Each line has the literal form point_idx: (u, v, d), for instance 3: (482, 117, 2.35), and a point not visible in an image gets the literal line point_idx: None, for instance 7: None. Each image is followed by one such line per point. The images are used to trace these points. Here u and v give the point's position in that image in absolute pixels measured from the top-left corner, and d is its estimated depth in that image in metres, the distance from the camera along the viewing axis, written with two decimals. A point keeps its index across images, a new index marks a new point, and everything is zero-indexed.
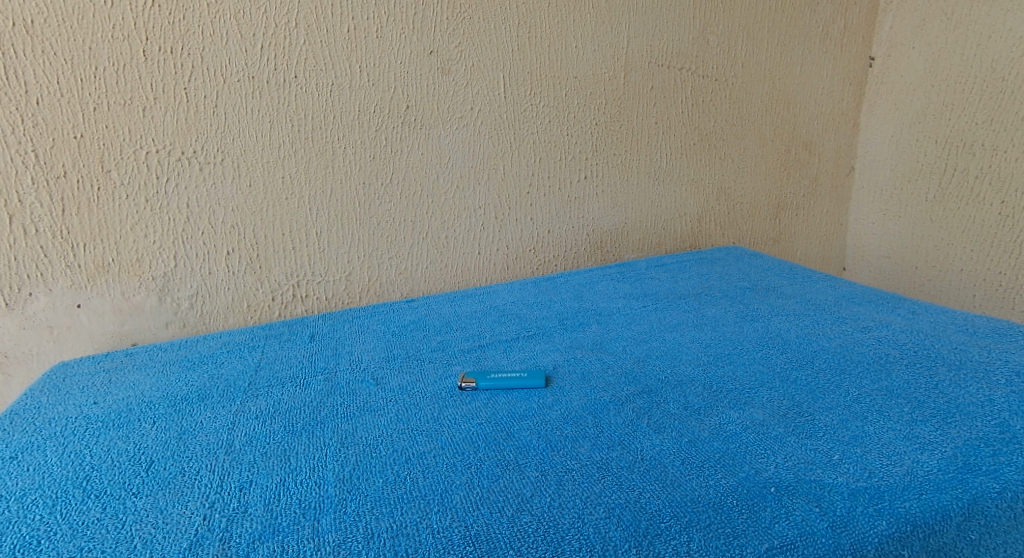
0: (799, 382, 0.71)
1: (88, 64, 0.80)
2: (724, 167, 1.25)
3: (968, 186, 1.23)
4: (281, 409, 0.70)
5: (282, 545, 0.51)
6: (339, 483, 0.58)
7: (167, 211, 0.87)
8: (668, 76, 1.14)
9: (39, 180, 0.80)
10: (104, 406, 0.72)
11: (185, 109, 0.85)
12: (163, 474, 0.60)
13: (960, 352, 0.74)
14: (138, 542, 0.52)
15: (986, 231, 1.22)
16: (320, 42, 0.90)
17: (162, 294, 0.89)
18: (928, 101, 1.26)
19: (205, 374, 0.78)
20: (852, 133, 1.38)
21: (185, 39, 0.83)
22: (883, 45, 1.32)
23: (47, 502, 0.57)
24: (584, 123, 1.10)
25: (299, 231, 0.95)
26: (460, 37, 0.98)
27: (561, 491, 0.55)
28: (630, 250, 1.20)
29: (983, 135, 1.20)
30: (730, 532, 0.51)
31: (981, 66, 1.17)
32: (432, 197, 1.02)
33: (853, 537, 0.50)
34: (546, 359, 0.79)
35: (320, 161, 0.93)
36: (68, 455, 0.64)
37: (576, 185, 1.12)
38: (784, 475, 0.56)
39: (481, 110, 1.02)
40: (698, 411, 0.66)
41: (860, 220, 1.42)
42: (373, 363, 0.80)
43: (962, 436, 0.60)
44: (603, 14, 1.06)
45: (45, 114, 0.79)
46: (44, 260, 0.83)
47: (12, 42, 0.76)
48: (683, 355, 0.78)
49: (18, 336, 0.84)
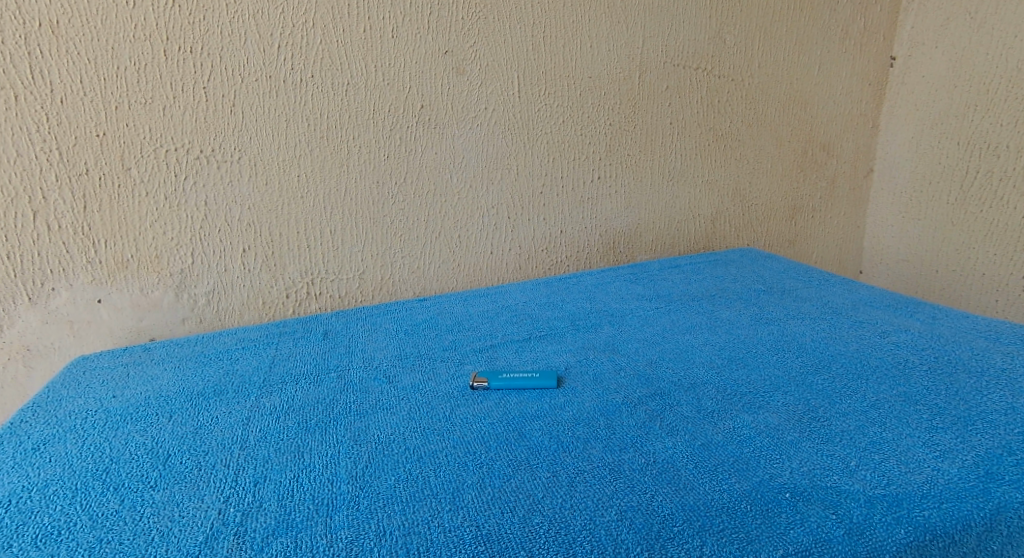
0: (813, 386, 0.70)
1: (111, 64, 0.81)
2: (740, 168, 1.24)
3: (991, 189, 1.21)
4: (296, 406, 0.70)
5: (295, 540, 0.51)
6: (352, 480, 0.58)
7: (185, 208, 0.88)
8: (685, 76, 1.14)
9: (61, 178, 0.81)
10: (122, 400, 0.73)
11: (203, 108, 0.86)
12: (179, 469, 0.61)
13: (981, 359, 0.73)
14: (154, 534, 0.53)
15: (1008, 234, 1.20)
16: (337, 42, 0.90)
17: (178, 290, 0.90)
18: (951, 102, 1.25)
19: (220, 370, 0.79)
20: (872, 134, 1.36)
21: (205, 39, 0.84)
22: (905, 45, 1.30)
23: (67, 494, 0.58)
24: (599, 123, 1.09)
25: (313, 230, 0.95)
26: (474, 38, 0.97)
27: (573, 493, 0.55)
28: (644, 250, 1.19)
29: (1007, 136, 1.18)
30: (744, 537, 0.50)
31: (1006, 66, 1.16)
32: (446, 196, 1.02)
33: (870, 544, 0.50)
34: (558, 360, 0.79)
35: (335, 160, 0.94)
36: (87, 448, 0.65)
37: (589, 185, 1.11)
38: (799, 480, 0.56)
39: (495, 110, 1.02)
40: (711, 414, 0.66)
41: (878, 222, 1.40)
42: (385, 362, 0.80)
43: (983, 444, 0.59)
44: (618, 14, 1.06)
45: (68, 113, 0.80)
46: (66, 255, 0.84)
47: (37, 42, 0.77)
48: (697, 358, 0.77)
49: (39, 331, 0.85)
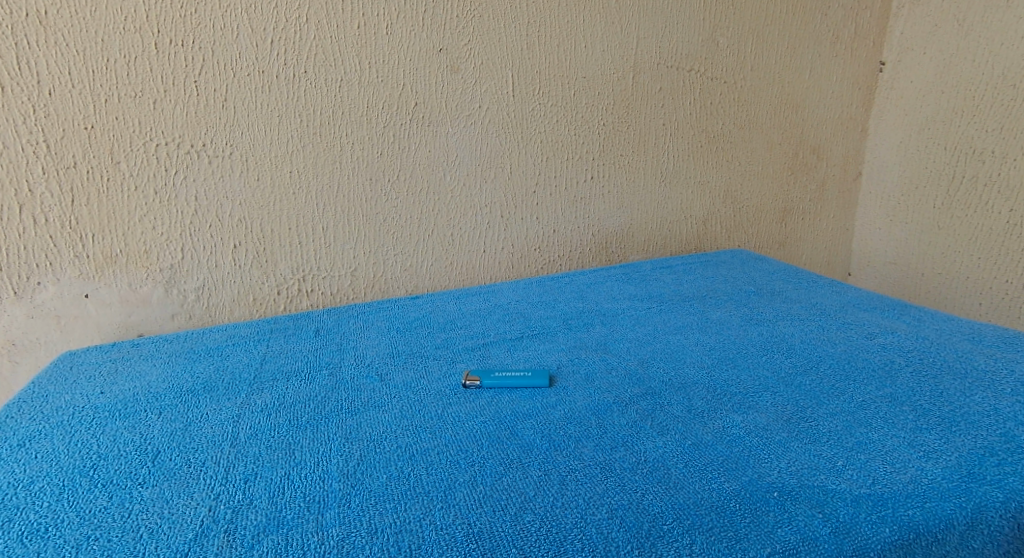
0: (802, 387, 0.71)
1: (100, 56, 0.80)
2: (731, 169, 1.24)
3: (976, 194, 1.23)
4: (287, 403, 0.70)
5: (286, 538, 0.51)
6: (343, 478, 0.58)
7: (175, 203, 0.87)
8: (678, 78, 1.14)
9: (49, 170, 0.81)
10: (111, 396, 0.73)
11: (194, 103, 0.85)
12: (169, 465, 0.61)
13: (966, 361, 0.74)
14: (143, 531, 0.53)
15: (993, 239, 1.22)
16: (330, 37, 0.90)
17: (168, 285, 0.90)
18: (938, 107, 1.26)
19: (210, 367, 0.79)
20: (861, 138, 1.37)
21: (197, 32, 0.83)
22: (895, 50, 1.31)
23: (54, 490, 0.57)
24: (592, 123, 1.10)
25: (305, 227, 0.95)
26: (469, 36, 0.97)
27: (563, 491, 0.56)
28: (635, 250, 1.20)
29: (993, 142, 1.19)
30: (733, 535, 0.51)
31: (992, 73, 1.17)
32: (438, 194, 1.02)
33: (856, 543, 0.51)
34: (549, 359, 0.79)
35: (328, 156, 0.94)
36: (75, 444, 0.64)
37: (581, 185, 1.12)
38: (787, 479, 0.56)
39: (488, 108, 1.02)
40: (701, 414, 0.66)
41: (867, 225, 1.42)
42: (377, 359, 0.80)
43: (967, 444, 0.60)
44: (612, 15, 1.06)
45: (56, 106, 0.79)
46: (53, 249, 0.83)
47: (25, 33, 0.76)
48: (687, 358, 0.78)
49: (25, 325, 0.84)
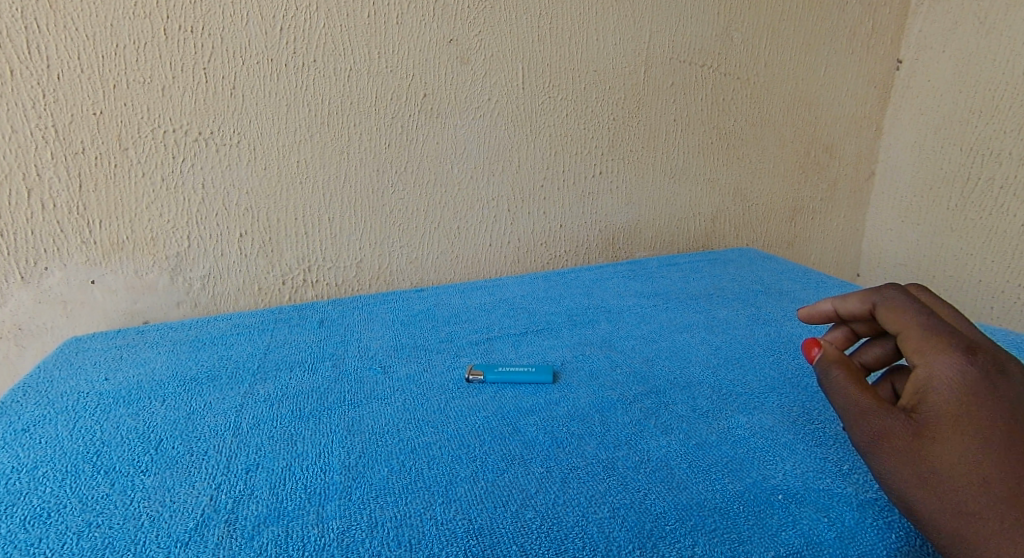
0: (809, 388, 0.70)
1: (109, 41, 0.80)
2: (742, 166, 1.23)
3: (991, 196, 1.21)
4: (290, 393, 0.70)
5: (286, 529, 0.51)
6: (344, 470, 0.58)
7: (182, 191, 0.87)
8: (690, 73, 1.13)
9: (57, 155, 0.80)
10: (115, 382, 0.73)
11: (202, 90, 0.85)
12: (171, 453, 0.60)
13: None
14: (145, 519, 0.52)
15: (1007, 242, 1.20)
16: (340, 26, 0.89)
17: (173, 273, 0.90)
18: (955, 107, 1.24)
19: (214, 355, 0.78)
20: (875, 137, 1.36)
21: (206, 19, 0.83)
22: (912, 48, 1.30)
23: (57, 476, 0.57)
24: (602, 118, 1.09)
25: (311, 217, 0.94)
26: (479, 27, 0.97)
27: (565, 489, 0.55)
28: (643, 247, 1.19)
29: (1010, 143, 1.17)
30: (736, 538, 0.50)
31: (1012, 73, 1.15)
32: (445, 186, 1.01)
33: (861, 548, 0.50)
34: (554, 355, 0.78)
35: (336, 147, 0.93)
36: (79, 430, 0.64)
37: (590, 180, 1.11)
38: (792, 482, 0.56)
39: (498, 101, 1.01)
40: (706, 413, 0.66)
41: (878, 225, 1.40)
42: (381, 351, 0.79)
43: None
44: (625, 8, 1.05)
45: (65, 90, 0.79)
46: (60, 234, 0.83)
47: (35, 17, 0.76)
48: (693, 357, 0.77)
49: (32, 310, 0.84)
